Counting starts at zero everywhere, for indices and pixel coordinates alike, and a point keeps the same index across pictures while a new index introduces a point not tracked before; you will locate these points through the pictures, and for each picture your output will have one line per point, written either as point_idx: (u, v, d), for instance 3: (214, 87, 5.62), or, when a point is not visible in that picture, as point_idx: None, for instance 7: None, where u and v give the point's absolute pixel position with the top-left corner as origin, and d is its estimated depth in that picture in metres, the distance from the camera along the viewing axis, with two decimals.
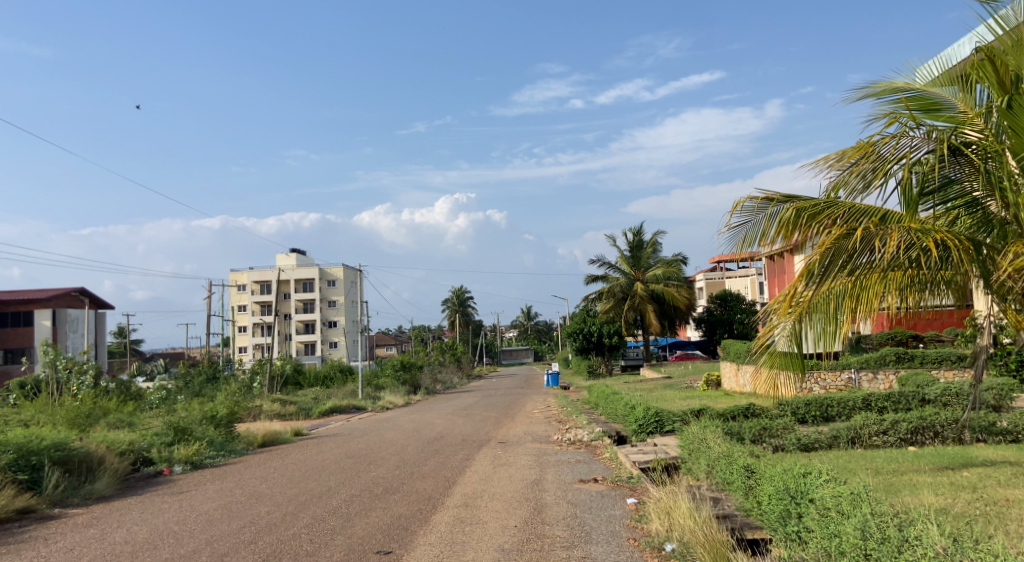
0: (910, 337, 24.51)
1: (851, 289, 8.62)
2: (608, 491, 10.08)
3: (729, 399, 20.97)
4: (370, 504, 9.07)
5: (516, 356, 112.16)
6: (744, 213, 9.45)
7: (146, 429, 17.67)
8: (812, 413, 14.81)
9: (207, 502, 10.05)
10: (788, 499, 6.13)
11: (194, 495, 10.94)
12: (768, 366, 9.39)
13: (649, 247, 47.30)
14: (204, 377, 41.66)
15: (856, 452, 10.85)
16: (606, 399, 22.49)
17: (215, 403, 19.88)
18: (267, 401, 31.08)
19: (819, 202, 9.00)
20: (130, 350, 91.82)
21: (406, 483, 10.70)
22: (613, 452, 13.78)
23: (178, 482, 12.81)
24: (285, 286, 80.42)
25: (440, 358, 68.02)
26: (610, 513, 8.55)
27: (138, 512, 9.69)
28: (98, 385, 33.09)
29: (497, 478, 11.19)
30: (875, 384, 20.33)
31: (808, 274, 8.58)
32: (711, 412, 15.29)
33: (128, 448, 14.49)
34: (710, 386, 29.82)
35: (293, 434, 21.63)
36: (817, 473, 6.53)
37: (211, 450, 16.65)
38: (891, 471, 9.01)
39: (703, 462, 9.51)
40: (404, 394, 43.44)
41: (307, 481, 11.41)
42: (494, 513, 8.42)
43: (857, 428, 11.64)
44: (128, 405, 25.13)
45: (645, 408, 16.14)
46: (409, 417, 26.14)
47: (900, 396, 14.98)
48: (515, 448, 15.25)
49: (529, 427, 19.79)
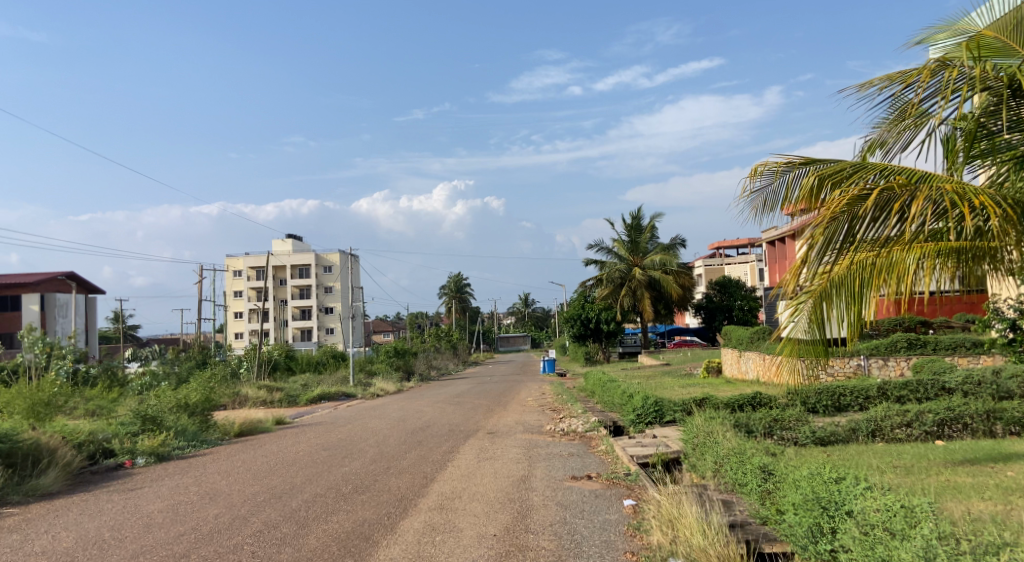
0: (920, 323, 23.44)
1: (874, 261, 7.60)
2: (602, 490, 9.03)
3: (732, 388, 19.95)
4: (333, 506, 8.03)
5: (514, 343, 111.17)
6: (763, 178, 8.52)
7: (113, 418, 16.58)
8: (823, 403, 13.81)
9: (154, 503, 8.98)
10: (819, 511, 5.08)
11: (144, 493, 9.85)
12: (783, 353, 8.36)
13: (647, 231, 46.27)
14: (192, 362, 40.59)
15: (877, 447, 9.81)
16: (602, 387, 21.50)
17: (190, 389, 18.81)
18: (254, 388, 29.99)
19: (846, 165, 7.97)
20: (124, 336, 90.67)
21: (378, 480, 9.63)
22: (609, 445, 12.75)
23: (135, 477, 11.75)
24: (280, 272, 79.23)
25: (436, 345, 67.00)
26: (604, 519, 7.52)
27: (75, 514, 8.62)
28: (80, 372, 31.99)
29: (481, 474, 10.14)
30: (886, 372, 19.30)
31: (825, 246, 7.68)
32: (715, 401, 14.26)
33: (86, 439, 13.41)
34: (711, 373, 28.80)
35: (275, 422, 20.59)
36: (850, 478, 5.49)
37: (181, 440, 15.58)
38: (923, 470, 7.94)
39: (710, 460, 8.47)
40: (397, 381, 42.43)
41: (274, 477, 10.33)
42: (471, 517, 7.39)
43: (878, 420, 10.58)
44: (106, 395, 24.07)
45: (643, 397, 15.11)
46: (398, 405, 25.10)
47: (919, 384, 13.97)
48: (504, 439, 14.21)
49: (522, 417, 18.75)
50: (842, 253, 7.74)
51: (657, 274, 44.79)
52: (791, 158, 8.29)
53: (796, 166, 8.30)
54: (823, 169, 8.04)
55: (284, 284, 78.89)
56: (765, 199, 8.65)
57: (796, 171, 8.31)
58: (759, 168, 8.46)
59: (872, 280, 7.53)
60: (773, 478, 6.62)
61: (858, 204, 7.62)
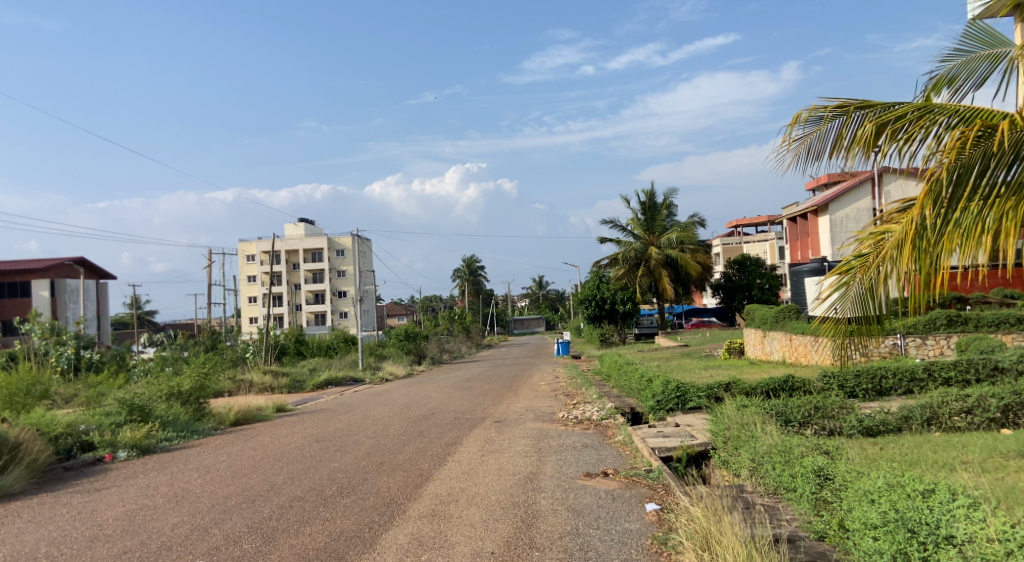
0: (956, 300, 22.00)
1: (980, 220, 6.20)
2: (621, 492, 7.88)
3: (757, 371, 18.74)
4: (311, 513, 6.96)
5: (528, 326, 109.96)
6: (807, 125, 7.38)
7: (100, 406, 15.63)
8: (863, 386, 12.61)
9: (113, 507, 7.91)
10: (906, 537, 3.93)
11: (107, 495, 8.78)
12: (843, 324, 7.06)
13: (663, 209, 44.88)
14: (201, 347, 39.77)
15: (936, 438, 8.63)
16: (619, 370, 20.38)
17: (184, 374, 17.84)
18: (258, 374, 29.08)
19: (909, 109, 6.85)
20: (139, 322, 90.46)
21: (368, 480, 8.53)
22: (627, 435, 11.58)
23: (111, 474, 10.74)
24: (291, 256, 78.32)
25: (449, 328, 66.01)
26: (624, 528, 6.39)
27: (23, 521, 7.60)
28: (82, 358, 31.15)
29: (482, 472, 9.00)
30: (923, 351, 18.05)
31: (933, 194, 6.25)
32: (743, 386, 13.08)
33: (62, 432, 12.42)
34: (732, 354, 27.56)
35: (275, 409, 19.60)
36: (940, 492, 4.31)
37: (169, 431, 14.56)
38: (1002, 467, 6.75)
39: (745, 457, 7.29)
40: (408, 365, 41.47)
41: (253, 475, 9.22)
42: (467, 528, 6.30)
43: (934, 407, 9.38)
44: (105, 383, 23.21)
45: (663, 380, 13.93)
46: (405, 391, 24.03)
47: (969, 364, 12.75)
48: (513, 428, 13.10)
49: (533, 403, 17.64)
50: (949, 206, 6.29)
51: (674, 252, 43.44)
52: (842, 102, 7.18)
53: (847, 110, 7.19)
54: (880, 113, 6.95)
55: (297, 268, 78.10)
56: (808, 152, 7.53)
57: (848, 117, 7.19)
58: (804, 113, 7.34)
59: (971, 242, 6.23)
60: (840, 486, 5.41)
61: (972, 148, 6.20)
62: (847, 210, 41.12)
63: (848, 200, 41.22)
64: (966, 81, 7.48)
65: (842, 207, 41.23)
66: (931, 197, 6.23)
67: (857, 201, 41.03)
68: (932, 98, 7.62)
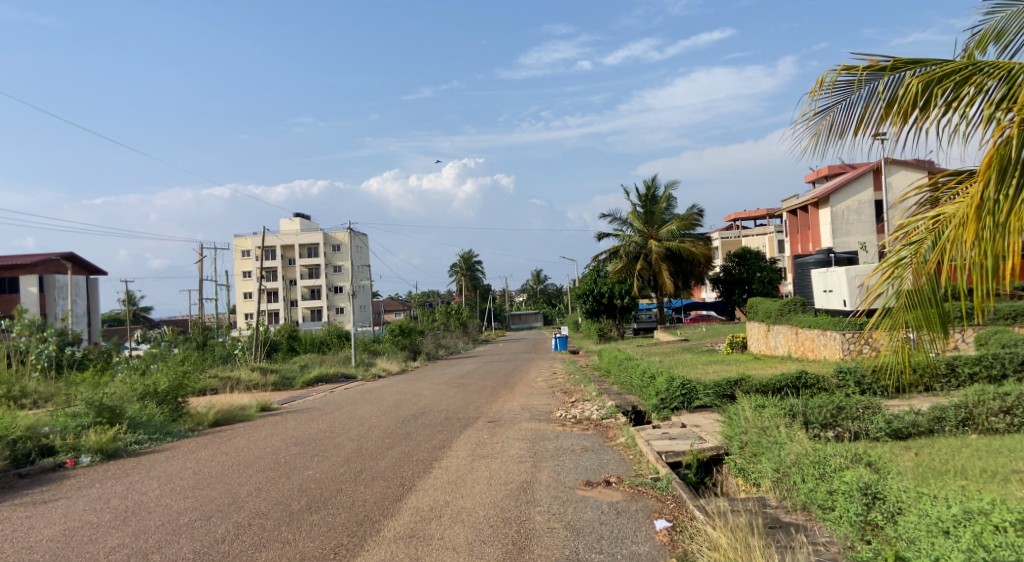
0: None
1: None
2: (625, 505, 6.98)
3: (763, 366, 17.89)
4: (270, 535, 6.06)
5: (525, 320, 109.22)
6: (834, 91, 6.41)
7: (68, 407, 14.70)
8: (881, 383, 11.89)
9: (53, 525, 7.01)
10: None
11: (53, 508, 7.88)
12: (900, 317, 6.39)
13: (663, 202, 43.97)
14: (191, 344, 38.78)
15: (974, 442, 7.75)
16: (619, 366, 19.51)
17: (162, 372, 16.95)
18: (246, 370, 28.15)
19: (956, 68, 5.87)
20: (133, 318, 89.35)
21: (342, 492, 7.63)
22: (630, 437, 10.70)
23: (67, 482, 9.83)
24: (287, 251, 77.23)
25: (445, 323, 65.03)
26: (632, 553, 5.51)
27: None
28: (65, 356, 30.15)
29: (469, 480, 8.11)
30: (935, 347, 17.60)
31: (1003, 168, 5.49)
32: (753, 384, 12.23)
33: (20, 436, 11.47)
34: (735, 349, 26.69)
35: (259, 409, 18.70)
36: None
37: (140, 434, 13.66)
38: None
39: (768, 466, 6.38)
40: (402, 361, 40.53)
41: (216, 486, 8.33)
42: (447, 556, 5.39)
43: (970, 406, 8.49)
44: (85, 382, 22.24)
45: (667, 377, 13.02)
46: (397, 389, 23.12)
47: (994, 359, 11.91)
48: (507, 429, 12.19)
49: (529, 401, 16.75)
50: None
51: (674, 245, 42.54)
52: (875, 62, 6.18)
53: (881, 72, 6.20)
54: (922, 73, 5.97)
55: (293, 263, 77.06)
56: (835, 123, 6.57)
57: (883, 78, 6.20)
58: (829, 77, 6.36)
59: None
60: (896, 513, 4.50)
61: None
62: (849, 202, 40.26)
63: (850, 192, 40.34)
64: (1016, 34, 6.54)
65: (844, 199, 40.38)
66: (999, 161, 5.47)
67: (859, 192, 40.16)
68: (977, 56, 6.70)
